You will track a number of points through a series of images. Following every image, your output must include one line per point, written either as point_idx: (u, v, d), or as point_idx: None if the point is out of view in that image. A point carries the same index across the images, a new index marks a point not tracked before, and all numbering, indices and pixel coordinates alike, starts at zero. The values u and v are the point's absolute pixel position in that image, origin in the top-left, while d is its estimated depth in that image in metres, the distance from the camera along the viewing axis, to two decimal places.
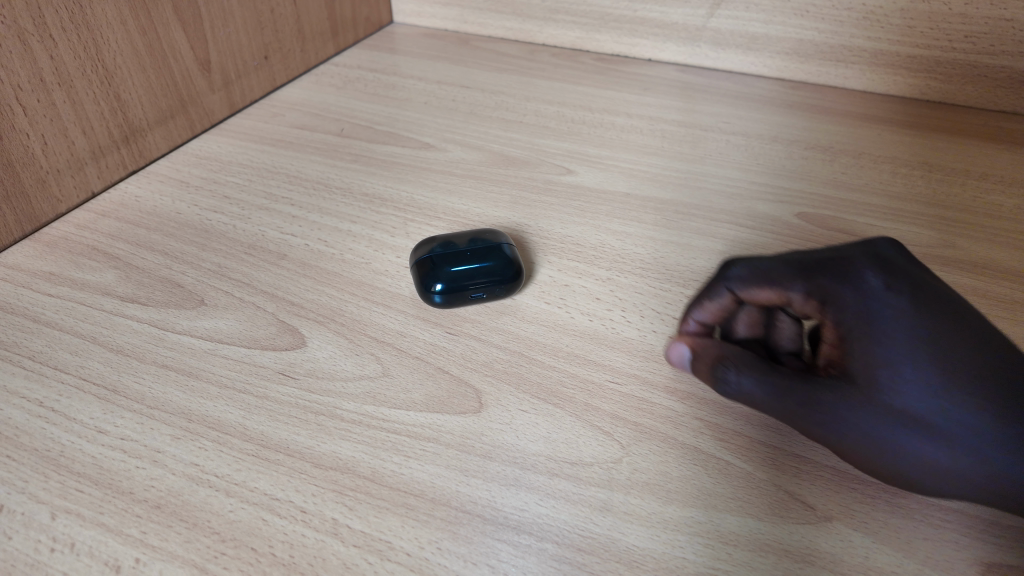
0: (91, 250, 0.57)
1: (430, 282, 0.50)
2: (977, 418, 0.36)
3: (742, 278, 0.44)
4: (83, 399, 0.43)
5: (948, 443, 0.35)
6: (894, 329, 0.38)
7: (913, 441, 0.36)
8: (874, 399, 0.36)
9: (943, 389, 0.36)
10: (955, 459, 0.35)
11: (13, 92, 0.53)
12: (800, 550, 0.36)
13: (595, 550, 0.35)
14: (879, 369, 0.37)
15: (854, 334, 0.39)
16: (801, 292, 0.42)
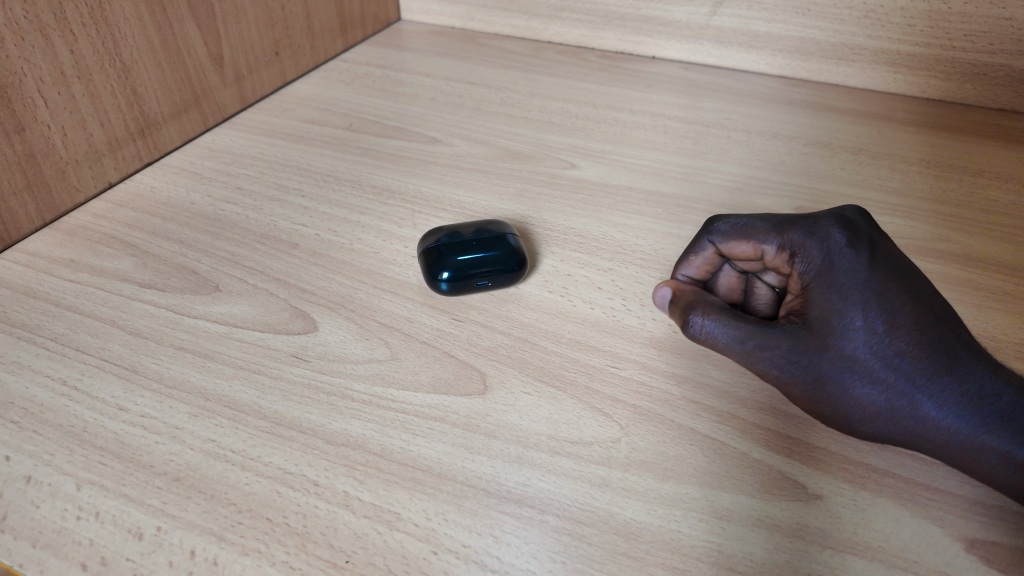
0: (109, 238, 0.59)
1: (436, 271, 0.52)
2: (931, 374, 0.40)
3: (725, 232, 0.48)
4: (104, 379, 0.45)
5: (900, 394, 0.40)
6: (851, 286, 0.42)
7: (870, 392, 0.40)
8: (832, 351, 0.41)
9: (895, 346, 0.40)
10: (907, 411, 0.39)
11: (34, 85, 0.54)
12: (791, 525, 0.37)
13: (594, 523, 0.37)
14: (833, 321, 0.41)
15: (813, 285, 0.43)
16: (774, 246, 0.46)
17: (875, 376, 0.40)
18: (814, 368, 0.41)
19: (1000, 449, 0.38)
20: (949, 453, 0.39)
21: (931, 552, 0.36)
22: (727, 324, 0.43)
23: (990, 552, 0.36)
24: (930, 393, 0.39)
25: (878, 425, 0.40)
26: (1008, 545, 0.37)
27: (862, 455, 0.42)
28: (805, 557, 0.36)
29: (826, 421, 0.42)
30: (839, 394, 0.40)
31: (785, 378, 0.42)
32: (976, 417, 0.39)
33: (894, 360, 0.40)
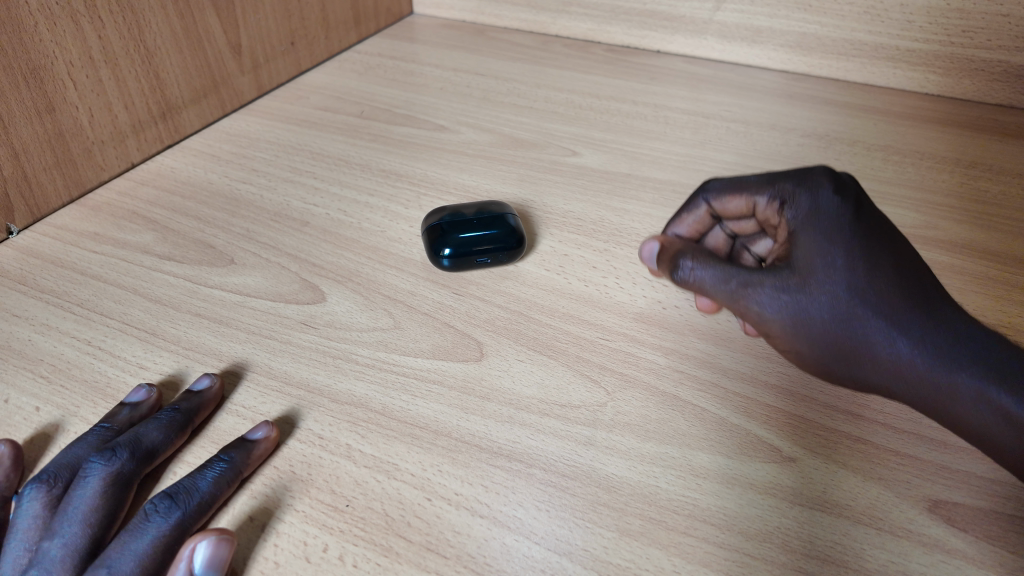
0: (131, 214, 0.62)
1: (439, 248, 0.54)
2: (915, 321, 0.39)
3: (719, 189, 0.51)
4: (126, 340, 0.49)
5: (884, 338, 0.39)
6: (836, 230, 0.42)
7: (852, 334, 0.40)
8: (813, 290, 0.41)
9: (881, 292, 0.40)
10: (890, 355, 0.39)
11: (65, 68, 0.58)
12: (764, 483, 0.40)
13: (578, 476, 0.40)
14: (815, 262, 0.41)
15: (799, 231, 0.43)
16: (766, 198, 0.47)
17: (856, 319, 0.40)
18: (796, 309, 0.41)
19: (981, 393, 0.38)
20: (932, 398, 0.39)
21: (896, 511, 0.39)
22: (712, 266, 0.45)
23: (951, 512, 0.38)
24: (914, 338, 0.39)
25: (859, 366, 0.40)
26: (969, 507, 0.39)
27: (837, 422, 0.44)
28: (776, 512, 0.38)
29: (811, 362, 0.43)
30: (819, 333, 0.41)
31: (767, 317, 0.42)
32: (959, 363, 0.38)
33: (879, 305, 0.40)
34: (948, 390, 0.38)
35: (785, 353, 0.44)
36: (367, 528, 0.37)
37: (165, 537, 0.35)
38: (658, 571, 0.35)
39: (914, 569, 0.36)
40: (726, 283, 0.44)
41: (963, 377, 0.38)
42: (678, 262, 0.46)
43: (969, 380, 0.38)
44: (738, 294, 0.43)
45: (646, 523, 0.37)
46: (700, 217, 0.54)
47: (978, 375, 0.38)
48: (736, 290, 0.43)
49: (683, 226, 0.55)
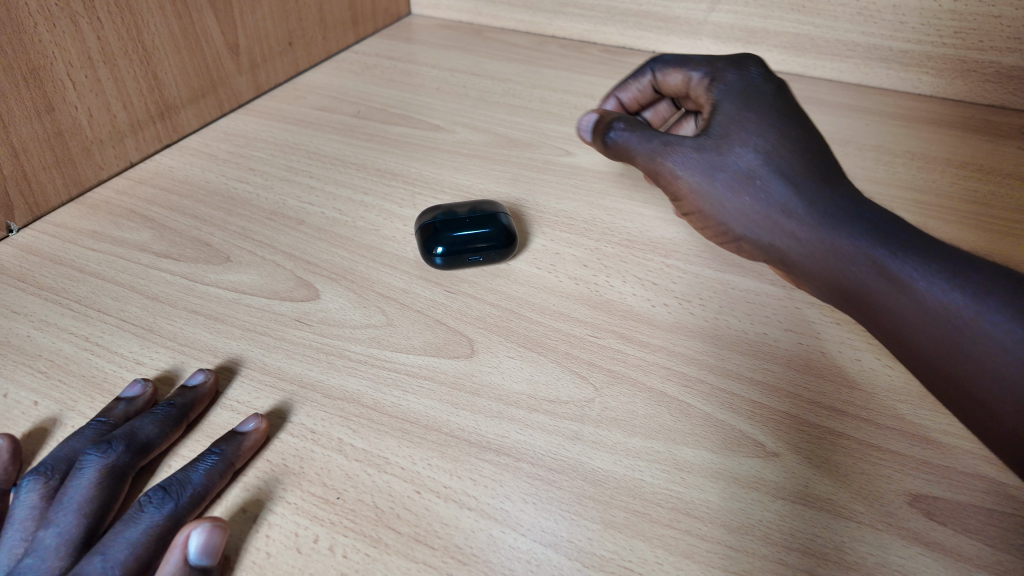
0: (129, 212, 0.63)
1: (432, 247, 0.55)
2: (810, 184, 0.45)
3: (666, 61, 0.57)
4: (123, 336, 0.49)
5: (781, 190, 0.45)
6: (753, 107, 0.48)
7: (755, 186, 0.46)
8: (724, 152, 0.47)
9: (784, 155, 0.46)
10: (784, 205, 0.45)
11: (64, 68, 0.59)
12: (747, 477, 0.40)
13: (565, 470, 0.40)
14: (730, 127, 0.48)
15: (721, 99, 0.50)
16: (699, 74, 0.54)
17: (760, 169, 0.46)
18: (708, 162, 0.47)
19: (865, 248, 0.42)
20: (820, 252, 0.43)
21: (877, 504, 0.39)
22: (638, 132, 0.50)
23: (931, 506, 0.39)
24: (807, 195, 0.45)
25: (758, 218, 0.46)
26: (948, 500, 0.39)
27: (821, 417, 0.44)
28: (758, 505, 0.39)
29: (717, 221, 0.48)
30: (726, 181, 0.46)
31: (682, 171, 0.48)
32: (846, 222, 0.43)
33: (781, 163, 0.46)
34: (836, 244, 0.43)
35: (695, 216, 0.50)
36: (357, 520, 0.38)
37: (158, 526, 0.36)
38: (642, 563, 0.36)
39: (893, 560, 0.36)
40: (651, 143, 0.49)
41: (853, 234, 0.43)
42: (613, 127, 0.52)
43: (857, 241, 0.42)
44: (660, 150, 0.49)
45: (631, 516, 0.38)
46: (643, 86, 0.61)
47: (867, 234, 0.42)
48: (659, 144, 0.49)
49: (626, 91, 0.62)
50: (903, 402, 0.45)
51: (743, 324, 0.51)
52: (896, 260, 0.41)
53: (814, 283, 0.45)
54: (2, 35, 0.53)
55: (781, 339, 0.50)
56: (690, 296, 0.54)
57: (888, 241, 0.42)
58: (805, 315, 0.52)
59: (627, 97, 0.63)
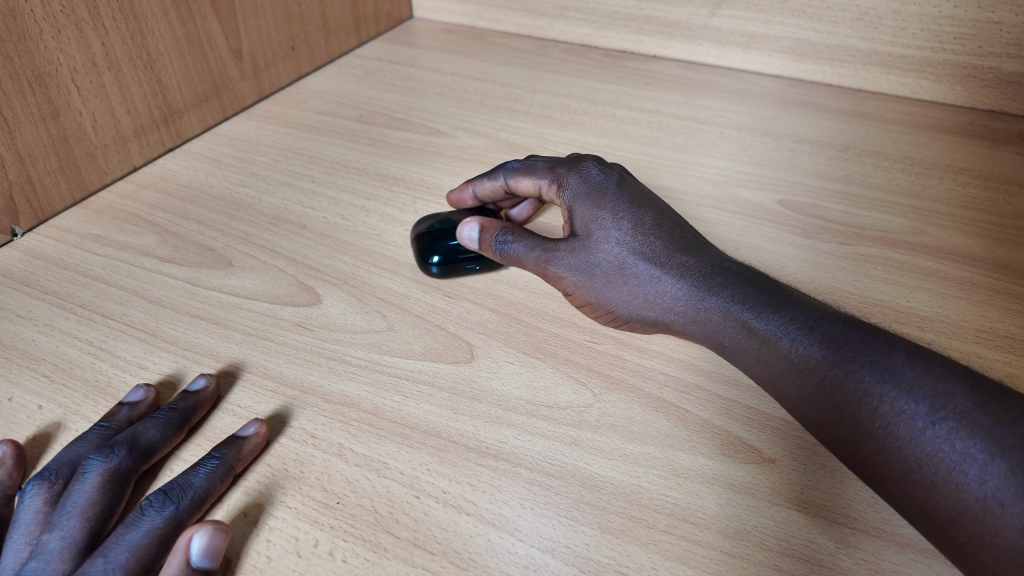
0: (133, 217, 0.63)
1: (427, 257, 0.56)
2: (665, 252, 0.49)
3: (515, 169, 0.57)
4: (126, 341, 0.50)
5: (650, 272, 0.48)
6: (607, 201, 0.51)
7: (631, 281, 0.48)
8: (596, 250, 0.49)
9: (638, 234, 0.49)
10: (656, 283, 0.48)
11: (69, 74, 0.59)
12: (744, 483, 0.41)
13: (562, 476, 0.41)
14: (592, 227, 0.50)
15: (580, 200, 0.51)
16: (547, 180, 0.55)
17: (624, 260, 0.49)
18: (580, 260, 0.49)
19: (731, 307, 0.45)
20: (698, 320, 0.46)
21: (872, 511, 0.40)
22: (523, 241, 0.50)
23: None
24: (667, 265, 0.48)
25: (637, 301, 0.48)
26: None
27: None
28: (754, 512, 0.39)
29: (609, 311, 0.50)
30: (607, 276, 0.49)
31: (565, 272, 0.49)
32: (709, 282, 0.47)
33: (639, 244, 0.49)
34: (708, 309, 0.46)
35: (587, 309, 0.51)
36: (357, 525, 0.38)
37: (160, 529, 0.36)
38: (638, 568, 0.36)
39: (886, 567, 0.37)
40: (524, 253, 0.50)
41: (716, 294, 0.46)
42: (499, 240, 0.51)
43: (720, 300, 0.46)
44: (535, 259, 0.50)
45: (628, 521, 0.39)
46: (492, 187, 0.59)
47: (727, 290, 0.46)
48: (533, 255, 0.50)
49: (476, 187, 0.61)
50: None
51: None
52: (757, 318, 0.44)
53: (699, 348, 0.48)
54: (9, 42, 0.54)
55: None
56: None
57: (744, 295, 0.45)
58: None
59: (477, 195, 0.61)
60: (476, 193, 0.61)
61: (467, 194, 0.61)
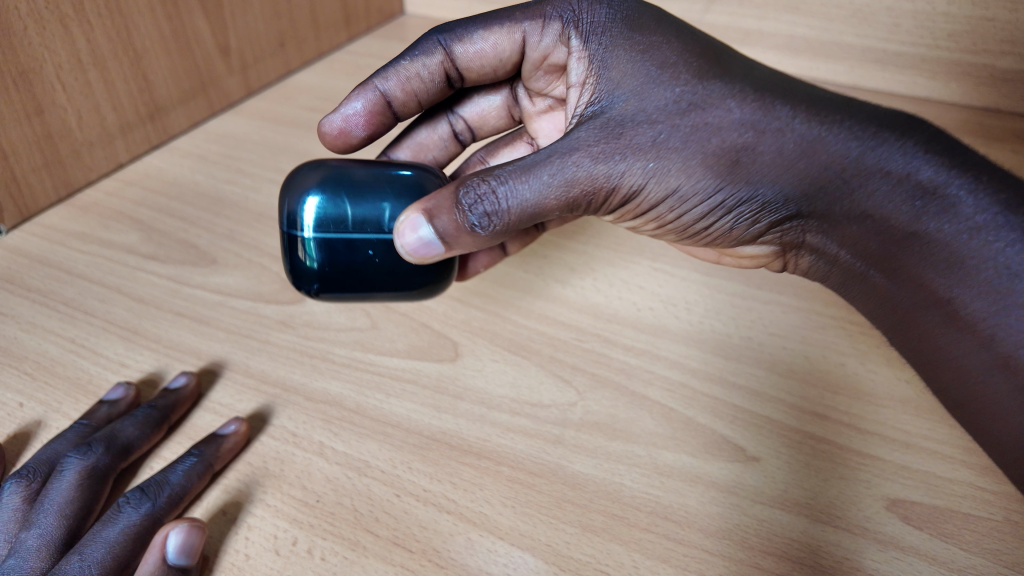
0: (117, 214, 0.63)
1: (288, 247, 0.41)
2: (732, 82, 0.35)
3: (460, 32, 0.45)
4: (109, 338, 0.50)
5: (732, 119, 0.34)
6: (645, 42, 0.37)
7: (716, 155, 0.35)
8: (656, 120, 0.35)
9: (689, 66, 0.36)
10: (749, 132, 0.34)
11: (54, 71, 0.58)
12: (727, 482, 0.41)
13: (545, 474, 0.41)
14: (642, 84, 0.36)
15: (614, 47, 0.38)
16: (534, 24, 0.42)
17: (688, 113, 0.35)
18: (627, 139, 0.36)
19: (868, 149, 0.33)
20: (831, 187, 0.34)
21: (856, 509, 0.39)
22: (509, 177, 0.36)
23: (909, 510, 0.39)
24: (749, 99, 0.34)
25: (727, 169, 0.35)
26: (926, 505, 0.39)
27: (804, 422, 0.44)
28: (736, 510, 0.39)
29: (690, 201, 0.36)
30: (684, 149, 0.35)
31: (612, 161, 0.36)
32: (817, 115, 0.34)
33: (698, 81, 0.35)
34: (840, 156, 0.33)
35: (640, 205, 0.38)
36: (337, 523, 0.38)
37: (137, 526, 0.38)
38: (618, 567, 0.36)
39: (869, 565, 0.37)
40: (541, 164, 0.36)
41: (836, 132, 0.33)
42: (467, 189, 0.36)
43: (846, 145, 0.33)
44: (563, 164, 0.36)
45: (609, 519, 0.39)
46: (429, 71, 0.46)
47: (846, 120, 0.33)
48: (555, 161, 0.36)
49: (394, 78, 0.46)
50: (889, 406, 0.45)
51: (728, 327, 0.50)
52: (905, 188, 0.32)
53: (830, 238, 0.36)
54: None
55: (766, 342, 0.49)
56: (676, 299, 0.52)
57: (869, 125, 0.33)
58: (791, 320, 0.51)
59: (394, 91, 0.47)
60: (395, 88, 0.47)
61: (375, 93, 0.46)
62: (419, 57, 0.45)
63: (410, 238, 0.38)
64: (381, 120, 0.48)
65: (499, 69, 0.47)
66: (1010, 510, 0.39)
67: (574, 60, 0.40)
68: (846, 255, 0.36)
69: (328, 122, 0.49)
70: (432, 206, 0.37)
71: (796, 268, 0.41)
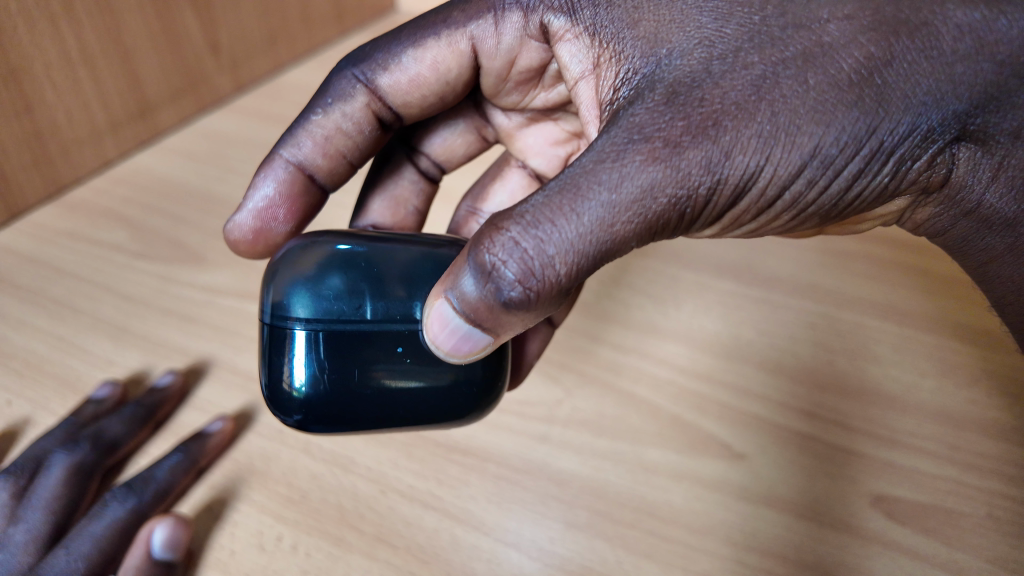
0: (106, 212, 0.63)
1: (274, 344, 0.35)
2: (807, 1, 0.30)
3: (382, 62, 0.42)
4: (97, 335, 0.50)
5: (853, 31, 0.29)
6: None
7: (845, 100, 0.29)
8: (743, 71, 0.29)
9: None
10: (868, 58, 0.29)
11: (43, 70, 0.58)
12: (711, 478, 0.41)
13: (530, 471, 0.41)
14: (691, 34, 0.31)
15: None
16: (489, 20, 0.40)
17: (786, 43, 0.29)
18: (715, 102, 0.29)
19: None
20: (1005, 94, 0.29)
21: (841, 506, 0.39)
22: (550, 210, 0.29)
23: (893, 506, 0.39)
24: (860, 2, 0.29)
25: (873, 101, 0.29)
26: (910, 501, 0.39)
27: (791, 420, 0.44)
28: (721, 506, 0.39)
29: (836, 159, 0.29)
30: (801, 96, 0.29)
31: (711, 134, 0.29)
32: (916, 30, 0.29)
33: (762, 14, 0.30)
34: (1013, 46, 0.28)
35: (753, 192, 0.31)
36: (322, 520, 0.38)
37: (122, 520, 0.39)
38: (601, 563, 0.37)
39: (849, 560, 0.37)
40: (599, 174, 0.29)
41: (1003, 16, 0.28)
42: (500, 237, 0.29)
43: (982, 55, 0.28)
44: (629, 163, 0.29)
45: (594, 516, 0.39)
46: (352, 122, 0.44)
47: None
48: (632, 153, 0.29)
49: (307, 144, 0.44)
50: (878, 403, 0.44)
51: (716, 326, 0.50)
52: None
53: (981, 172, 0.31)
54: None
55: (755, 340, 0.48)
56: (665, 297, 0.52)
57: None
58: (782, 317, 0.50)
59: (313, 156, 0.45)
60: (314, 153, 0.45)
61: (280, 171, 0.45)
62: (335, 105, 0.43)
63: (444, 336, 0.32)
64: (301, 197, 0.46)
65: (445, 94, 0.44)
66: (993, 506, 0.39)
67: (569, 41, 0.38)
68: (1010, 198, 0.31)
69: (236, 224, 0.46)
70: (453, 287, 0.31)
71: (912, 226, 0.36)
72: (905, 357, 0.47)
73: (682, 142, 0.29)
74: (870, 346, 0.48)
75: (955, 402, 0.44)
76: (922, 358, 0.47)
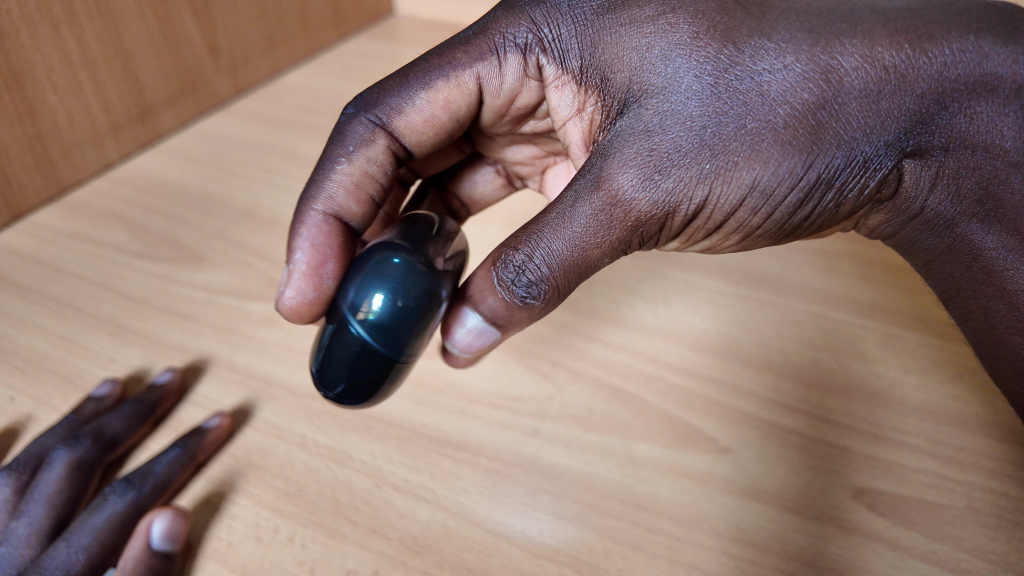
0: (106, 212, 0.64)
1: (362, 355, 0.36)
2: (758, 44, 0.31)
3: (392, 105, 0.40)
4: (97, 334, 0.51)
5: (790, 79, 0.31)
6: (636, 21, 0.34)
7: (781, 144, 0.31)
8: (690, 118, 0.32)
9: (703, 37, 0.32)
10: (801, 104, 0.31)
11: (44, 73, 0.59)
12: (698, 472, 0.42)
13: (521, 464, 0.42)
14: (650, 79, 0.34)
15: (608, 37, 0.36)
16: (494, 62, 0.40)
17: (732, 91, 0.32)
18: (669, 147, 0.32)
19: (961, 65, 0.30)
20: (930, 118, 0.31)
21: (823, 498, 0.40)
22: (539, 237, 0.33)
23: (875, 499, 0.40)
24: (799, 49, 0.31)
25: (808, 139, 0.31)
26: (892, 494, 0.40)
27: (777, 415, 0.45)
28: (706, 499, 0.40)
29: (775, 190, 0.32)
30: (740, 141, 0.32)
31: (665, 176, 0.32)
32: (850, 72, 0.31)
33: (713, 60, 0.32)
34: (934, 82, 0.30)
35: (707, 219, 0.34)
36: (316, 512, 0.39)
37: (121, 513, 0.40)
38: (589, 553, 0.38)
39: (832, 550, 0.38)
40: (569, 211, 0.33)
41: (925, 55, 0.30)
42: (502, 262, 0.33)
43: (911, 92, 0.30)
44: (596, 198, 0.33)
45: (583, 508, 0.40)
46: (376, 165, 0.42)
47: (927, 34, 0.30)
48: (599, 188, 0.33)
49: (338, 192, 0.42)
50: (862, 399, 0.45)
51: (704, 323, 0.51)
52: (971, 113, 0.30)
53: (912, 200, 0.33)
54: None
55: (743, 338, 0.49)
56: (656, 296, 0.53)
57: (953, 35, 0.30)
58: (770, 315, 0.51)
59: (347, 204, 0.42)
60: (347, 201, 0.42)
61: (320, 221, 0.41)
62: (357, 152, 0.41)
63: (461, 333, 0.36)
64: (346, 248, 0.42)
65: (455, 130, 0.43)
66: (972, 498, 0.40)
67: (559, 87, 0.40)
68: (948, 202, 0.33)
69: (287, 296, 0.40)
70: (475, 290, 0.35)
71: (867, 230, 0.38)
72: (888, 354, 0.48)
73: (639, 182, 0.32)
74: (855, 343, 0.49)
75: (937, 399, 0.45)
76: (906, 355, 0.48)
